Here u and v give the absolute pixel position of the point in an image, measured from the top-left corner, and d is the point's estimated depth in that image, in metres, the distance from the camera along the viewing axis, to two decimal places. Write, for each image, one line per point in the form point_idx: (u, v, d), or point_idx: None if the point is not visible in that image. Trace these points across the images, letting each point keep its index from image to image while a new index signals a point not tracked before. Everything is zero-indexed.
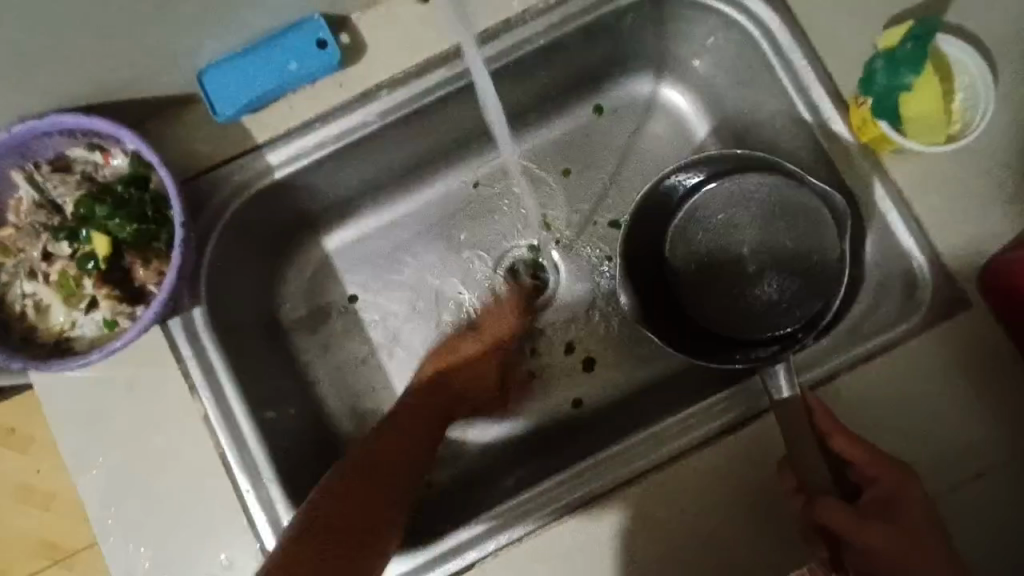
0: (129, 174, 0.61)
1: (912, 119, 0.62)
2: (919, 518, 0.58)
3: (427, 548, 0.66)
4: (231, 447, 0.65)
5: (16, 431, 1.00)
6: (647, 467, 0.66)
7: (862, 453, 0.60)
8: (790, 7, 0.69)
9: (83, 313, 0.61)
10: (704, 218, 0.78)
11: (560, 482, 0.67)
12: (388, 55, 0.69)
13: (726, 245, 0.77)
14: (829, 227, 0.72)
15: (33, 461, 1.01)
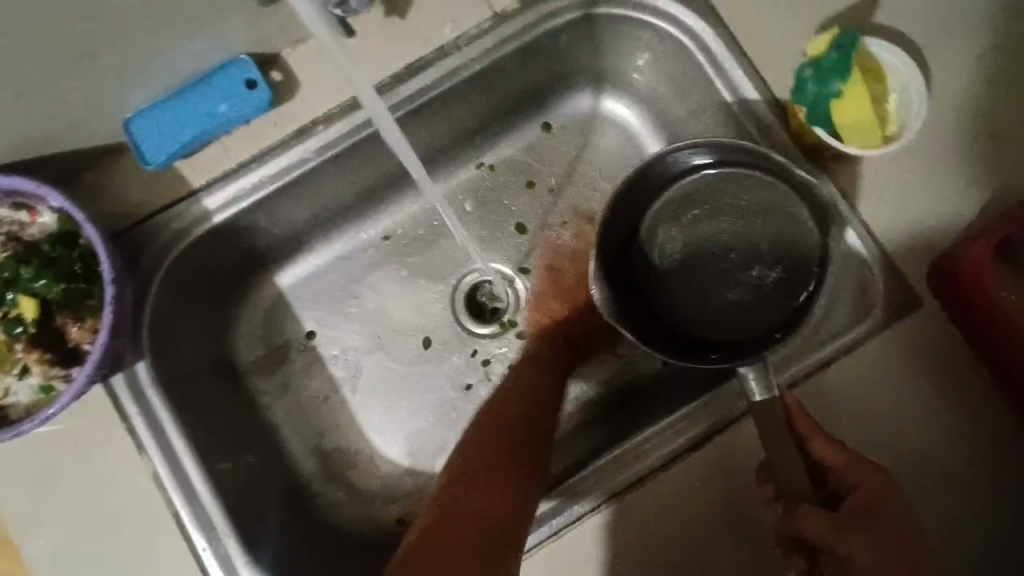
0: (56, 233, 0.59)
1: (846, 125, 0.62)
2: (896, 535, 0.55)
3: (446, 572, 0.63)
4: (184, 504, 0.63)
5: None
6: (630, 483, 0.64)
7: (843, 461, 0.58)
8: (721, 18, 0.68)
9: (17, 378, 0.58)
10: (695, 207, 0.72)
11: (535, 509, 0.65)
12: (321, 90, 0.68)
13: (712, 240, 0.72)
14: (807, 229, 0.68)
15: None
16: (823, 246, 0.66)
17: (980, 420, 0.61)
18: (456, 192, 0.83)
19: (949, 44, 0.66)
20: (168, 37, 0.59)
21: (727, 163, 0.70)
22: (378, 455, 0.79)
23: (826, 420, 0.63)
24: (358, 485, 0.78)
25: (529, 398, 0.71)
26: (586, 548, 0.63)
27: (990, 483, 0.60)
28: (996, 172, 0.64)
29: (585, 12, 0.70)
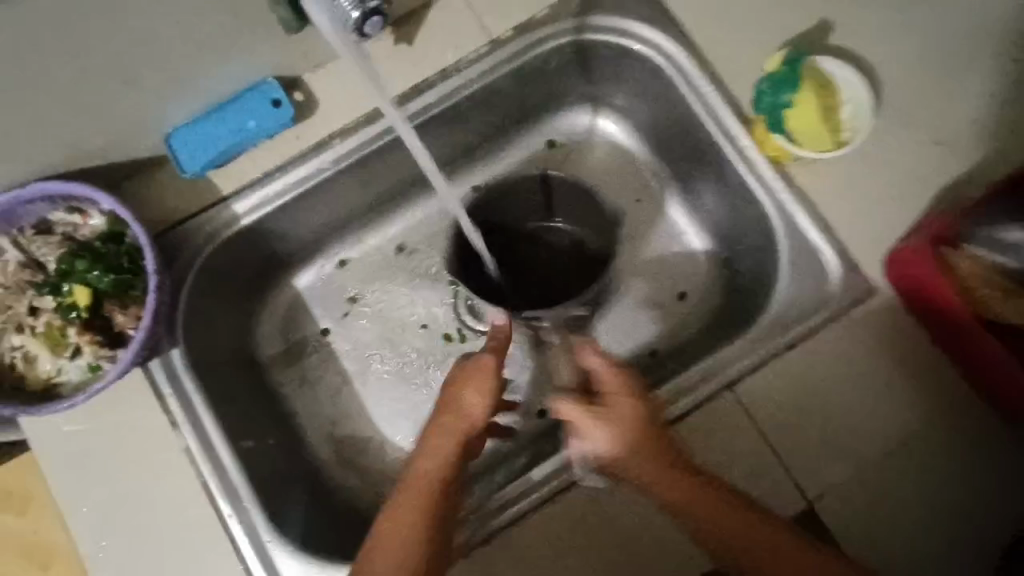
0: (106, 232, 0.68)
1: (799, 131, 0.72)
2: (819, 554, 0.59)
3: None
4: (212, 475, 0.70)
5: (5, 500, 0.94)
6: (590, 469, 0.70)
7: (617, 385, 0.68)
8: (694, 41, 0.77)
9: (69, 359, 0.66)
10: (561, 231, 0.88)
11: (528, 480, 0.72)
12: (338, 107, 0.77)
13: (583, 257, 0.88)
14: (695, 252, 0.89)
15: (26, 525, 0.94)
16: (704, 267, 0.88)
17: (932, 395, 0.68)
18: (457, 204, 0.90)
19: (897, 60, 0.74)
20: (208, 61, 0.68)
21: (579, 222, 0.87)
22: (387, 443, 0.86)
23: (793, 396, 0.69)
24: (368, 469, 0.84)
25: (396, 543, 0.59)
26: (573, 519, 0.69)
27: (942, 451, 0.67)
28: (942, 173, 0.72)
29: (571, 39, 0.79)
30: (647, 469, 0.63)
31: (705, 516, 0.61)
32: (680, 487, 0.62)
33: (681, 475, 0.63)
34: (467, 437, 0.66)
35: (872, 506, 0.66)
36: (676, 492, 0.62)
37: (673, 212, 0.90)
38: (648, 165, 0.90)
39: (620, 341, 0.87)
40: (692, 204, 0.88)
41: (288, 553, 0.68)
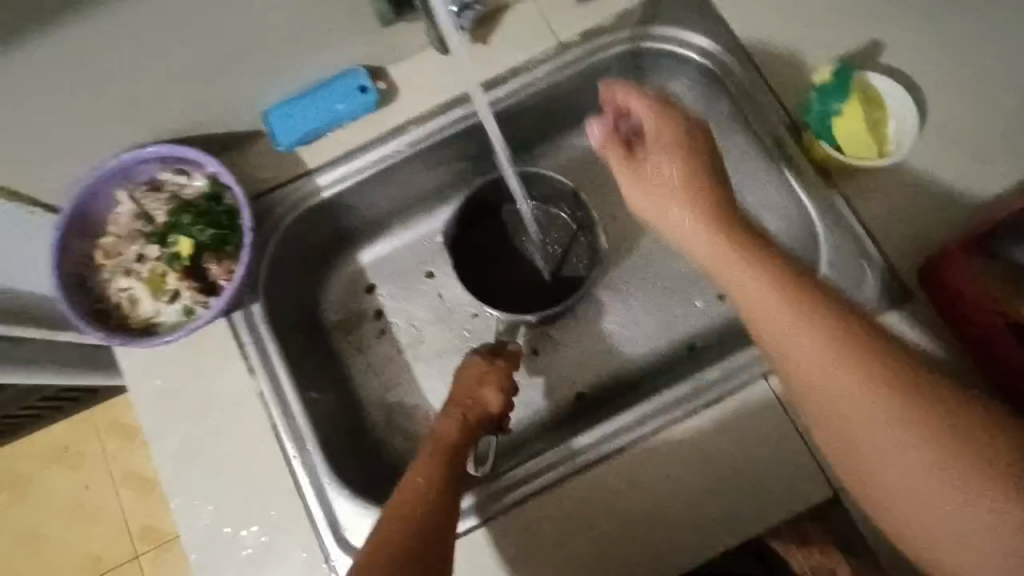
0: (209, 193, 0.78)
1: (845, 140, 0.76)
2: (972, 424, 0.52)
3: (472, 497, 0.74)
4: (281, 420, 0.77)
5: (69, 449, 1.30)
6: (626, 443, 0.74)
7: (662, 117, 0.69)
8: (749, 54, 0.82)
9: (168, 303, 0.76)
10: (549, 215, 0.93)
11: (565, 450, 0.75)
12: (417, 97, 0.85)
13: (566, 241, 0.92)
14: None
15: (84, 478, 1.29)
16: None
17: None
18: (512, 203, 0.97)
19: (945, 81, 0.78)
20: (310, 49, 0.76)
21: (563, 202, 0.92)
22: (431, 412, 0.91)
23: None
24: (414, 434, 0.90)
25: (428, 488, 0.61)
26: (607, 489, 0.73)
27: None
28: (983, 189, 0.75)
29: (633, 45, 0.84)
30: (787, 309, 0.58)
31: (837, 359, 0.55)
32: (815, 333, 0.56)
33: (815, 322, 0.57)
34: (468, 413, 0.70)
35: None
36: (827, 352, 0.56)
37: None
38: None
39: (656, 337, 0.92)
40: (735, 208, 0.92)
41: (345, 496, 0.75)
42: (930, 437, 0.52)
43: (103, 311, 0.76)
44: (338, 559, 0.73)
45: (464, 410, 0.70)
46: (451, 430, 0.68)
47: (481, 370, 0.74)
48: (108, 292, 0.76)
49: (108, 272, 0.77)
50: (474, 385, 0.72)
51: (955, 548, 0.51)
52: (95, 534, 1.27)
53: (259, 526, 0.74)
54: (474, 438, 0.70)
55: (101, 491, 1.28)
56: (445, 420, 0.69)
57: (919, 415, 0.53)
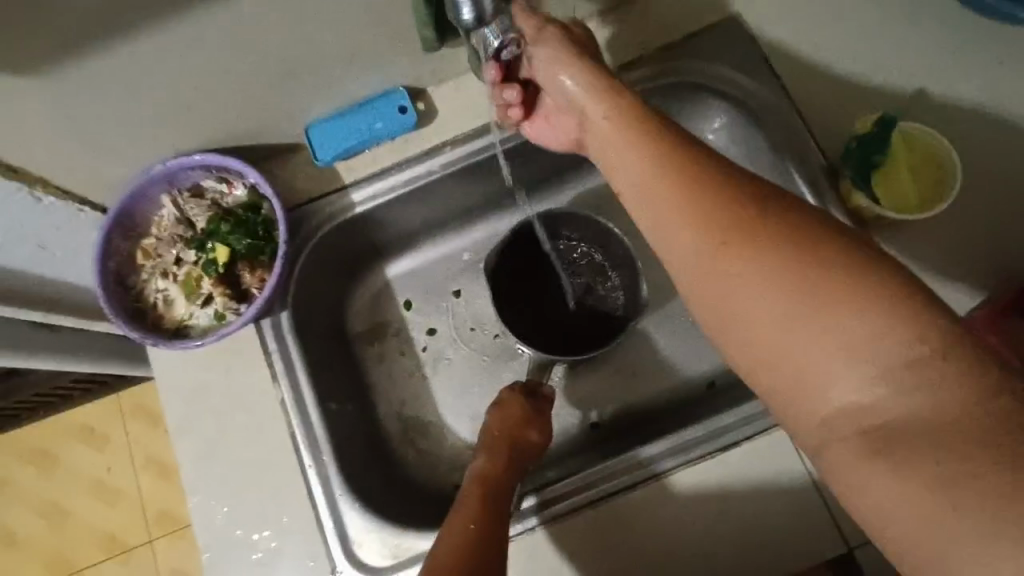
0: (248, 203, 0.80)
1: (880, 187, 0.76)
2: (828, 256, 0.46)
3: (535, 498, 0.75)
4: (300, 428, 0.79)
5: (96, 431, 1.34)
6: (644, 476, 0.74)
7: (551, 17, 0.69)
8: (790, 97, 0.81)
9: (200, 307, 0.80)
10: (588, 252, 0.93)
11: (588, 477, 0.75)
12: (455, 121, 0.86)
13: (605, 279, 0.93)
14: None
15: (107, 460, 1.33)
16: None
17: None
18: None
19: (985, 143, 0.78)
20: (356, 69, 0.78)
21: (602, 240, 0.92)
22: (448, 429, 0.92)
23: None
24: (428, 449, 0.91)
25: (478, 517, 0.63)
26: (617, 525, 0.73)
27: None
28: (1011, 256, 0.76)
29: (677, 79, 0.83)
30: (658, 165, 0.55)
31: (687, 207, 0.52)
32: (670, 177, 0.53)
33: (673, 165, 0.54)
34: (507, 452, 0.72)
35: None
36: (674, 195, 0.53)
37: None
38: None
39: (676, 371, 0.92)
40: None
41: (356, 509, 0.76)
42: (773, 271, 0.47)
43: (139, 310, 0.79)
44: (345, 570, 0.74)
45: (502, 452, 0.72)
46: (486, 473, 0.70)
47: (518, 408, 0.76)
48: (145, 290, 0.80)
49: (147, 272, 0.80)
50: (515, 427, 0.74)
51: (834, 397, 0.44)
52: (114, 515, 1.30)
53: (271, 531, 0.76)
54: (513, 480, 0.71)
55: (123, 474, 1.32)
56: (486, 463, 0.71)
57: (789, 271, 0.47)
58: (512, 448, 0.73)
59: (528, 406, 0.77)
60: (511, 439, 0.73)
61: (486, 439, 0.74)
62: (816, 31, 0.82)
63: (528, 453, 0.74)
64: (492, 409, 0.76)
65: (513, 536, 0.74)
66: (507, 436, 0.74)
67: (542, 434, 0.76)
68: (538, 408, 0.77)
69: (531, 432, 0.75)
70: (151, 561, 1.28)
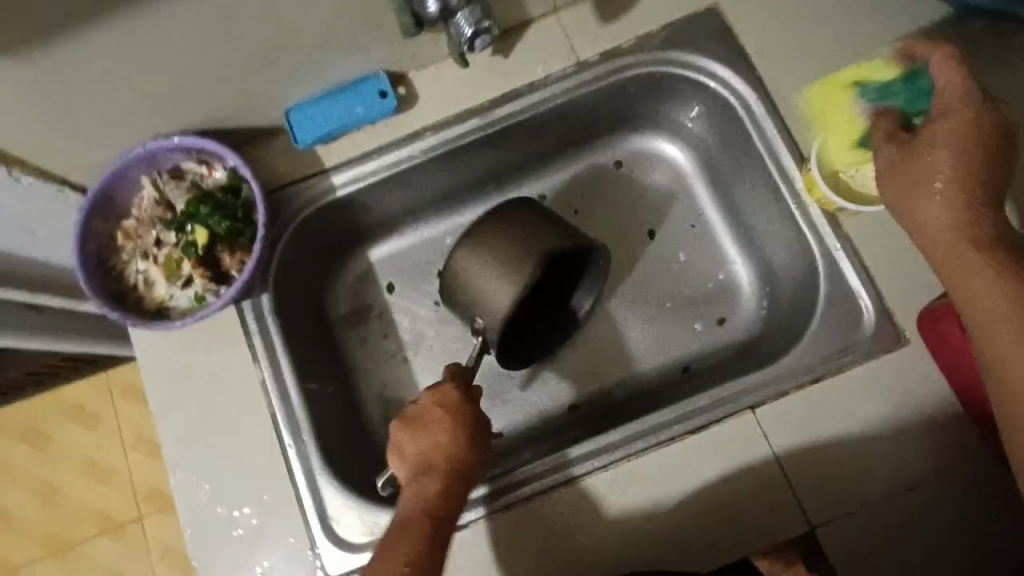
0: (227, 184, 0.81)
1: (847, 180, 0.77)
2: None
3: (483, 489, 0.77)
4: (281, 408, 0.80)
5: (86, 409, 1.35)
6: (604, 463, 0.77)
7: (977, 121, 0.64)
8: (767, 87, 0.82)
9: (180, 289, 0.81)
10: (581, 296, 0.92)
11: (549, 464, 0.77)
12: (435, 106, 0.86)
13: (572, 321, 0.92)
14: (740, 292, 0.94)
15: (97, 438, 1.34)
16: (749, 311, 0.93)
17: (945, 452, 0.73)
18: None
19: None
20: (334, 54, 0.78)
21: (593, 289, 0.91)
22: None
23: (808, 426, 0.75)
24: None
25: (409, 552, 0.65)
26: (587, 504, 0.76)
27: (946, 495, 0.72)
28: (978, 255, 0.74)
29: (655, 68, 0.85)
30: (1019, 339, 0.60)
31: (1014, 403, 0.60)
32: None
33: None
34: (440, 465, 0.71)
35: (861, 540, 0.72)
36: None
37: (717, 244, 0.95)
38: (708, 193, 0.96)
39: (654, 353, 0.94)
40: (744, 236, 0.93)
41: (335, 486, 0.78)
42: None
43: (119, 291, 0.80)
44: (324, 546, 0.76)
45: (448, 481, 0.70)
46: (429, 507, 0.68)
47: (442, 418, 0.73)
48: (126, 272, 0.81)
49: (127, 254, 0.81)
50: (445, 438, 0.72)
51: None
52: (106, 493, 1.32)
53: (253, 508, 0.78)
54: (459, 491, 0.71)
55: (114, 451, 1.33)
56: (432, 494, 0.69)
57: None
58: (444, 457, 0.71)
59: (453, 413, 0.74)
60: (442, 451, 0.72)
61: (416, 452, 0.72)
62: (790, 23, 0.83)
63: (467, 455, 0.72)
64: (442, 425, 0.73)
65: (463, 526, 0.76)
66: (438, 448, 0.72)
67: (475, 436, 0.73)
68: (464, 412, 0.74)
69: (464, 438, 0.72)
70: (143, 539, 1.30)
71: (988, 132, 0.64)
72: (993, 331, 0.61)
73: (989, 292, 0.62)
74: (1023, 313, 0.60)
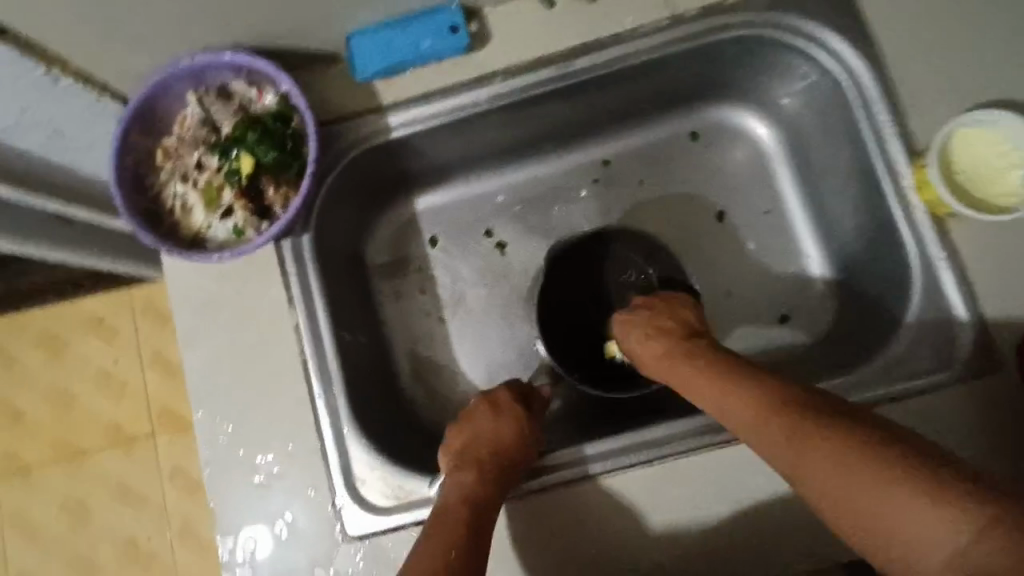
0: (277, 111, 0.75)
1: (955, 183, 0.68)
2: (894, 460, 0.52)
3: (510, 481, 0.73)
4: (312, 356, 0.76)
5: (105, 323, 1.33)
6: (641, 461, 0.72)
7: (637, 318, 0.76)
8: (886, 66, 0.72)
9: (218, 219, 0.76)
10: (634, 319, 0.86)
11: (583, 455, 0.73)
12: (508, 48, 0.78)
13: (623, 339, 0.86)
14: (812, 292, 0.87)
15: (115, 352, 1.33)
16: (818, 312, 0.86)
17: None
18: (587, 184, 0.92)
19: None
20: None
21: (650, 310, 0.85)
22: (461, 374, 0.90)
23: None
24: (438, 392, 0.89)
25: (446, 540, 0.63)
26: (625, 498, 0.71)
27: None
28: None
29: (756, 32, 0.75)
30: (790, 458, 0.57)
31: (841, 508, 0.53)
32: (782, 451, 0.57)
33: (800, 431, 0.57)
34: (481, 456, 0.71)
35: None
36: (817, 481, 0.55)
37: (792, 236, 0.88)
38: (790, 180, 0.88)
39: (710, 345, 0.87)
40: (823, 230, 0.86)
41: (362, 444, 0.75)
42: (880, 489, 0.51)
43: (155, 214, 0.76)
44: (346, 504, 0.73)
45: (488, 470, 0.70)
46: (466, 494, 0.67)
47: (485, 416, 0.75)
48: (163, 194, 0.76)
49: (166, 175, 0.76)
50: (490, 432, 0.73)
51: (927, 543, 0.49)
52: (119, 406, 1.31)
53: (276, 456, 0.75)
54: (497, 483, 0.69)
55: (131, 367, 1.32)
56: (471, 481, 0.68)
57: (865, 473, 0.52)
58: (486, 450, 0.71)
59: (497, 413, 0.75)
60: (485, 444, 0.72)
61: (453, 447, 0.73)
62: None
63: (511, 450, 0.72)
64: (485, 419, 0.74)
65: None
66: (480, 441, 0.72)
67: (520, 435, 0.73)
68: (512, 413, 0.75)
69: (508, 435, 0.73)
70: (152, 456, 1.30)
71: (642, 308, 0.77)
72: (777, 453, 0.58)
73: (768, 449, 0.59)
74: (796, 439, 0.56)
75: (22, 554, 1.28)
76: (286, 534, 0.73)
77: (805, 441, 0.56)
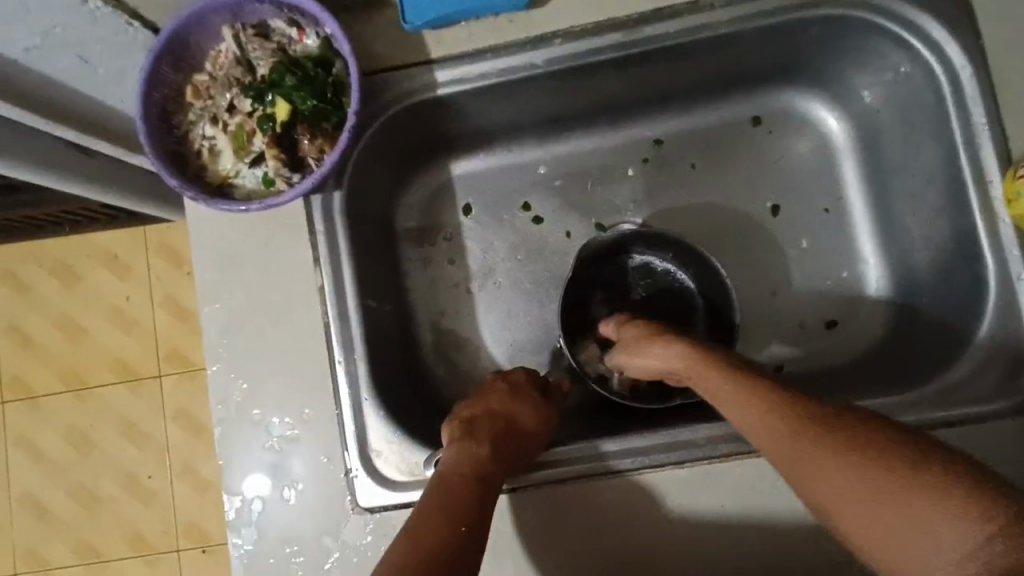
0: (317, 55, 0.70)
1: None
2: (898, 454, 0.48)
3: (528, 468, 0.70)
4: (336, 320, 0.72)
5: (119, 258, 1.30)
6: (671, 462, 0.68)
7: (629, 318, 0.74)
8: (989, 63, 0.66)
9: (247, 166, 0.71)
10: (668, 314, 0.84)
11: (609, 450, 0.70)
12: (572, 7, 0.72)
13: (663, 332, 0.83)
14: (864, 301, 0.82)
15: (127, 289, 1.30)
16: (868, 322, 0.81)
17: None
18: (635, 163, 0.86)
19: None
20: None
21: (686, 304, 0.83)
22: (485, 351, 0.86)
23: None
24: (459, 366, 0.86)
25: (455, 509, 0.60)
26: (651, 498, 0.68)
27: None
28: None
29: (848, 13, 0.69)
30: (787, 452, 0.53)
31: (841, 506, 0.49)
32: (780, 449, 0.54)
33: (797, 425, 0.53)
34: (496, 431, 0.68)
35: None
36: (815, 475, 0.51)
37: (850, 238, 0.82)
38: (856, 178, 0.82)
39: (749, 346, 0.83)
40: (886, 234, 0.80)
41: (381, 416, 0.72)
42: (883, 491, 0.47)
43: (181, 156, 0.71)
44: (359, 475, 0.70)
45: (503, 446, 0.67)
46: (478, 465, 0.64)
47: (503, 393, 0.72)
48: (191, 135, 0.72)
49: (195, 115, 0.72)
50: (506, 409, 0.70)
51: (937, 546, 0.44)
52: (128, 343, 1.29)
53: (291, 420, 0.72)
54: (509, 463, 0.66)
55: (143, 305, 1.29)
56: (486, 453, 0.65)
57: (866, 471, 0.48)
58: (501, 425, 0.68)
59: (513, 391, 0.72)
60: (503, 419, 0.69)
61: (461, 416, 0.70)
62: None
63: (527, 432, 0.69)
64: (502, 396, 0.71)
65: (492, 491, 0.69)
66: (496, 415, 0.69)
67: (537, 418, 0.71)
68: (529, 395, 0.72)
69: (525, 416, 0.70)
70: (158, 395, 1.28)
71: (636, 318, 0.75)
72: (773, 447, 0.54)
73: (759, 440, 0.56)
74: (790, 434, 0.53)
75: (24, 474, 1.28)
76: (295, 499, 0.71)
77: (800, 432, 0.52)
